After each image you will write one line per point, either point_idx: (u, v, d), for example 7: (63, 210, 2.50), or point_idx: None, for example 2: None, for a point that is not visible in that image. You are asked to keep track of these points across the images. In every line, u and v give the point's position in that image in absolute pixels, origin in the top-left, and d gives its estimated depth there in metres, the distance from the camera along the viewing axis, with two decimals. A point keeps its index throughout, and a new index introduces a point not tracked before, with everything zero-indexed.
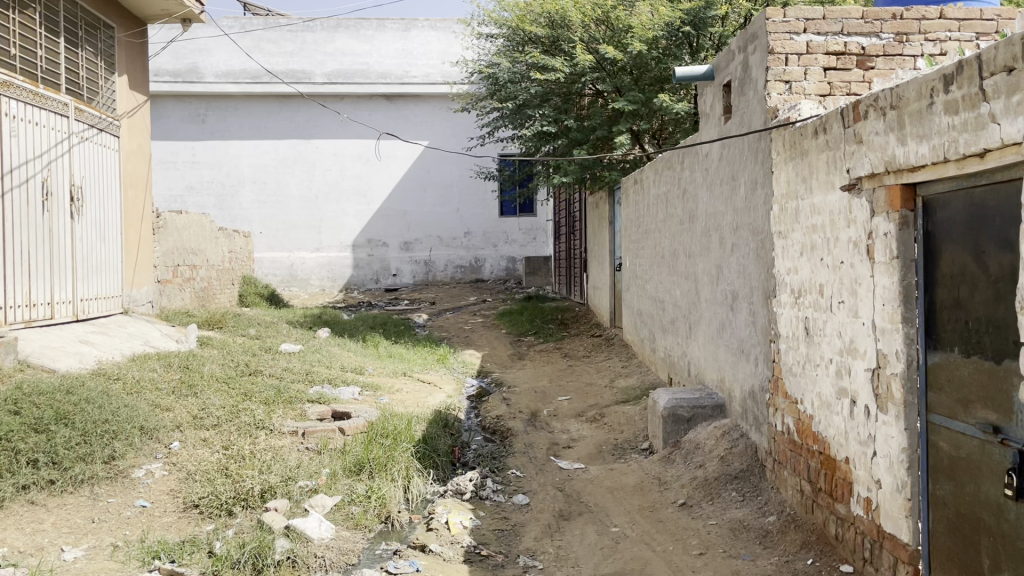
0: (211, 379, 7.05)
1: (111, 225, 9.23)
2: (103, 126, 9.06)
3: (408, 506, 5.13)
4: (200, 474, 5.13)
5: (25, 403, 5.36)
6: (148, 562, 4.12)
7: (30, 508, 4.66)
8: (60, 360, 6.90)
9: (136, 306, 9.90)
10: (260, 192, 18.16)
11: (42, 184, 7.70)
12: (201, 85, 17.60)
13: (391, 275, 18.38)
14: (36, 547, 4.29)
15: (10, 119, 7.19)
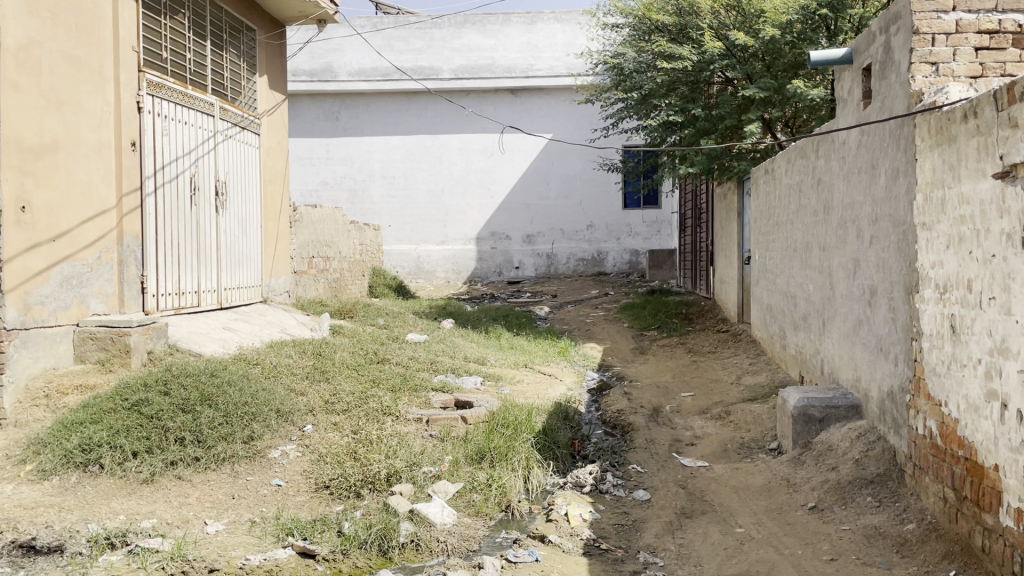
0: (343, 366, 7.34)
1: (252, 218, 9.75)
2: (245, 125, 9.58)
3: (528, 497, 5.18)
4: (330, 456, 5.34)
5: (174, 384, 5.80)
6: (282, 539, 4.35)
7: (176, 483, 5.04)
8: (204, 345, 7.37)
9: (274, 295, 10.45)
10: (389, 186, 18.73)
11: (190, 179, 8.23)
12: (335, 84, 18.26)
13: (514, 267, 18.56)
14: (181, 519, 4.63)
15: (162, 119, 7.72)
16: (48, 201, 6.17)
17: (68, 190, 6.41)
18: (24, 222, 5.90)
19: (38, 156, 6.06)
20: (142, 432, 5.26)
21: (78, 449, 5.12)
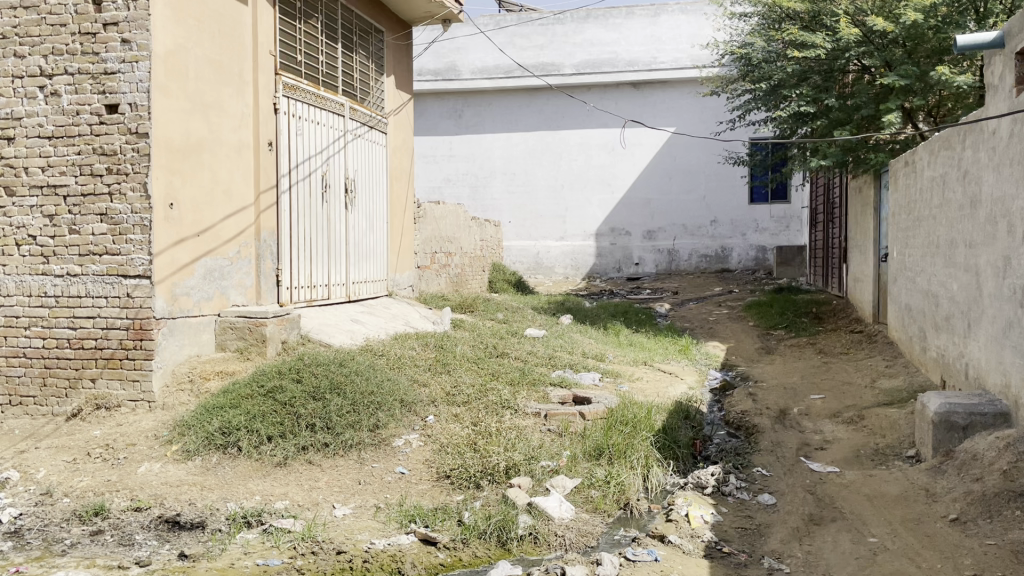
0: (464, 359, 7.48)
1: (378, 214, 10.08)
2: (373, 124, 9.91)
3: (648, 496, 5.12)
4: (451, 447, 5.45)
5: (306, 372, 6.08)
6: (405, 525, 4.49)
7: (307, 467, 5.29)
8: (334, 336, 7.68)
9: (399, 289, 10.77)
10: (510, 182, 18.93)
11: (322, 177, 8.58)
12: (458, 83, 18.61)
13: (634, 263, 18.37)
14: (312, 502, 4.85)
15: (297, 120, 8.09)
16: (193, 198, 6.57)
17: (212, 188, 6.82)
18: (172, 218, 6.31)
19: (185, 156, 6.46)
20: (276, 418, 5.54)
21: (218, 432, 5.45)
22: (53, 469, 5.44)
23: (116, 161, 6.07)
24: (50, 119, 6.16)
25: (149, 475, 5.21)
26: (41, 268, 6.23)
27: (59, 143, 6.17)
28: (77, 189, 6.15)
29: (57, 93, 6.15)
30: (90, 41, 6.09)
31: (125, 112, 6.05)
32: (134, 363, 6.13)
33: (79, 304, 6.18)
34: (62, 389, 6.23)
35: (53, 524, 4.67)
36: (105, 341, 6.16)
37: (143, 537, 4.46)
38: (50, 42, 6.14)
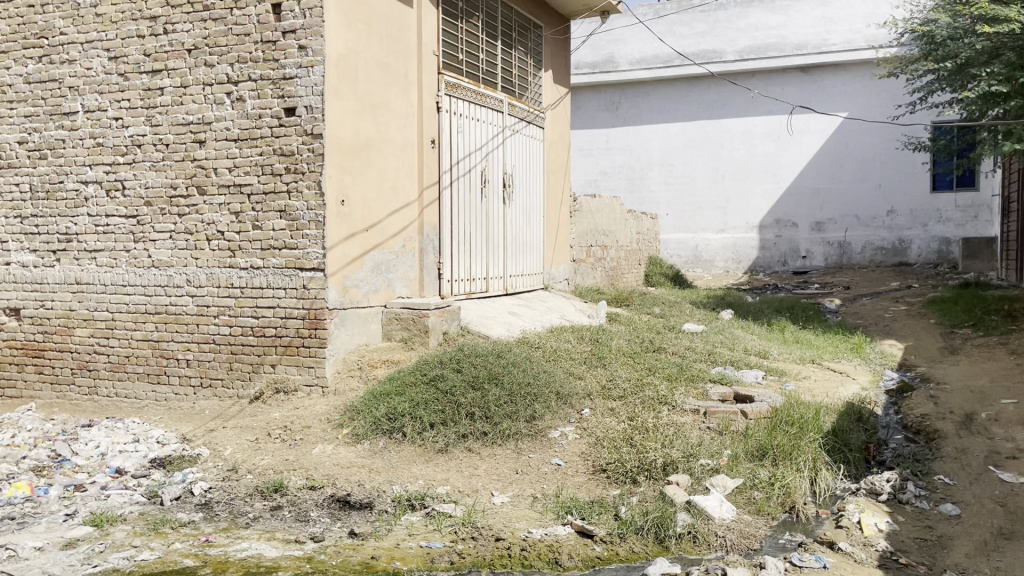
0: (621, 353, 7.42)
1: (535, 209, 10.19)
2: (531, 119, 10.03)
3: (815, 500, 4.91)
4: (608, 441, 5.42)
5: (465, 362, 6.26)
6: (562, 516, 4.53)
7: (467, 454, 5.45)
8: (492, 327, 7.86)
9: (555, 283, 10.86)
10: (668, 174, 18.62)
11: (482, 173, 8.78)
12: (616, 74, 18.50)
13: (800, 257, 17.60)
14: (472, 488, 5.00)
15: (458, 117, 8.31)
16: (362, 195, 6.90)
17: (379, 185, 7.14)
18: (343, 214, 6.67)
19: (355, 155, 6.81)
20: (438, 406, 5.74)
21: (385, 417, 5.72)
22: (238, 447, 5.91)
23: (294, 161, 6.48)
24: (236, 123, 6.65)
25: (322, 455, 5.56)
26: (228, 260, 6.73)
27: (244, 145, 6.64)
28: (259, 187, 6.61)
29: (242, 98, 6.62)
30: (271, 48, 6.52)
31: (302, 115, 6.44)
32: (310, 350, 6.54)
33: (262, 295, 6.65)
34: (246, 372, 6.73)
35: (238, 497, 5.07)
36: (283, 329, 6.61)
37: (317, 514, 4.76)
38: (235, 51, 6.62)
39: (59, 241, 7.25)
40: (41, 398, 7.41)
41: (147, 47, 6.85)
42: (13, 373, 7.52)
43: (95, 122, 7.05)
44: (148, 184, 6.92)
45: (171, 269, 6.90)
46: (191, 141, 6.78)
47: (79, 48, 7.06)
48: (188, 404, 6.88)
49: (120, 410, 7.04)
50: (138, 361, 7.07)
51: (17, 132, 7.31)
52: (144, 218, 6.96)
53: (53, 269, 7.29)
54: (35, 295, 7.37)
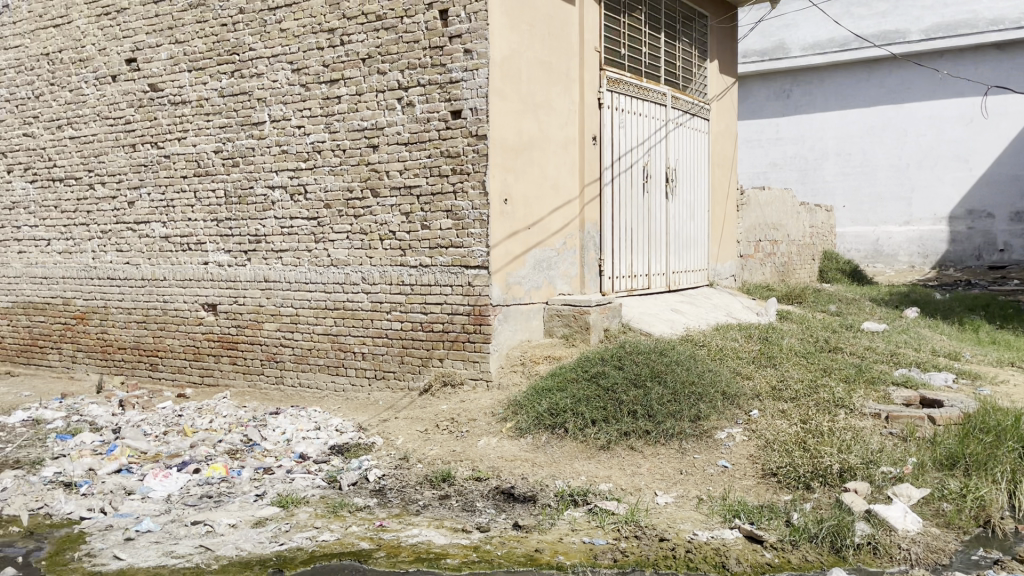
0: (792, 352, 7.12)
1: (699, 203, 9.95)
2: (695, 111, 9.79)
3: (1015, 515, 4.50)
4: (778, 444, 5.20)
5: (627, 360, 6.21)
6: (729, 520, 4.40)
7: (629, 453, 5.41)
8: (655, 325, 7.76)
9: (720, 279, 10.55)
10: (844, 163, 17.60)
11: (644, 168, 8.68)
12: (788, 61, 17.76)
13: (998, 249, 16.33)
14: (635, 487, 4.95)
15: (620, 112, 8.25)
16: (524, 194, 7.01)
17: (541, 183, 7.22)
18: (506, 213, 6.80)
19: (517, 154, 6.91)
20: (600, 403, 5.73)
21: (547, 413, 5.79)
22: (409, 437, 6.18)
23: (460, 162, 6.68)
24: (406, 127, 6.93)
25: (488, 448, 5.71)
26: (399, 259, 7.04)
27: (414, 148, 6.91)
28: (428, 188, 6.86)
29: (412, 103, 6.90)
30: (438, 54, 6.75)
31: (467, 117, 6.63)
32: (475, 345, 6.73)
33: (430, 292, 6.90)
34: (416, 365, 7.02)
35: (409, 485, 5.30)
36: (450, 324, 6.83)
37: (483, 505, 4.88)
38: (406, 58, 6.90)
39: (249, 242, 7.85)
40: (234, 386, 8.05)
41: (326, 58, 7.28)
42: (209, 363, 8.21)
43: (281, 130, 7.58)
44: (328, 188, 7.36)
45: (348, 268, 7.31)
46: (365, 146, 7.14)
47: (266, 62, 7.61)
48: (364, 395, 7.28)
49: (303, 399, 7.55)
50: (319, 354, 7.53)
51: (213, 142, 7.97)
52: (324, 220, 7.41)
53: (245, 268, 7.90)
54: (229, 291, 8.00)
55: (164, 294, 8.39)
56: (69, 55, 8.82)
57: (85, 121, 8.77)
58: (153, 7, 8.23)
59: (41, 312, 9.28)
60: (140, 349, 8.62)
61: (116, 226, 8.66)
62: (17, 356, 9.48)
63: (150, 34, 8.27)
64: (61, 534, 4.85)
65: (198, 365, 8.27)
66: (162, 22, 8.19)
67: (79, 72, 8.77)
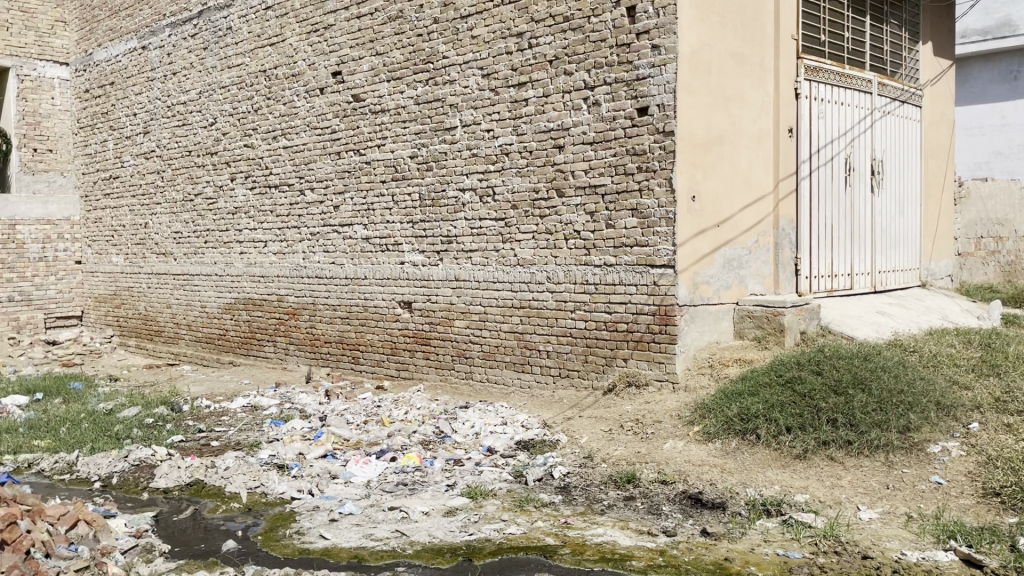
0: (1020, 360, 6.42)
1: (910, 197, 9.22)
2: (906, 98, 9.08)
3: None
4: (1003, 460, 4.71)
5: (827, 365, 5.87)
6: (943, 541, 4.05)
7: (829, 463, 5.11)
8: (857, 328, 7.28)
9: (935, 279, 9.72)
10: None
11: (846, 160, 8.16)
12: (1014, 40, 16.12)
13: None
14: (835, 500, 4.67)
15: (819, 102, 7.81)
16: (715, 190, 6.81)
17: (731, 179, 6.98)
18: (695, 210, 6.63)
19: (707, 150, 6.73)
20: (795, 409, 5.45)
21: (737, 418, 5.59)
22: (594, 437, 6.18)
23: (646, 160, 6.59)
24: (592, 126, 6.93)
25: (674, 451, 5.59)
26: (584, 258, 7.06)
27: (599, 147, 6.90)
28: (613, 187, 6.83)
29: (598, 102, 6.89)
30: (625, 51, 6.70)
31: (654, 114, 6.53)
32: (661, 346, 6.62)
33: (615, 291, 6.86)
34: (601, 364, 7.01)
35: (594, 484, 5.30)
36: (635, 324, 6.76)
37: (669, 509, 4.79)
38: (593, 57, 6.90)
39: (442, 243, 8.18)
40: (427, 380, 8.42)
41: (515, 62, 7.44)
42: (405, 357, 8.64)
43: (471, 134, 7.83)
44: (515, 189, 7.51)
45: (534, 267, 7.43)
46: (551, 146, 7.22)
47: (458, 69, 7.89)
48: (550, 393, 7.36)
49: (491, 395, 7.76)
50: (506, 351, 7.71)
51: (409, 147, 8.37)
52: (511, 220, 7.57)
53: (437, 268, 8.24)
54: (423, 290, 8.37)
55: (365, 292, 8.92)
56: (283, 71, 9.58)
57: (297, 131, 9.50)
58: (356, 22, 8.76)
59: (258, 308, 10.15)
60: (344, 343, 9.23)
61: (323, 229, 9.32)
62: (239, 347, 10.43)
63: (353, 48, 8.82)
64: (275, 512, 5.28)
65: (394, 359, 8.73)
66: (363, 36, 8.71)
67: (291, 87, 9.51)
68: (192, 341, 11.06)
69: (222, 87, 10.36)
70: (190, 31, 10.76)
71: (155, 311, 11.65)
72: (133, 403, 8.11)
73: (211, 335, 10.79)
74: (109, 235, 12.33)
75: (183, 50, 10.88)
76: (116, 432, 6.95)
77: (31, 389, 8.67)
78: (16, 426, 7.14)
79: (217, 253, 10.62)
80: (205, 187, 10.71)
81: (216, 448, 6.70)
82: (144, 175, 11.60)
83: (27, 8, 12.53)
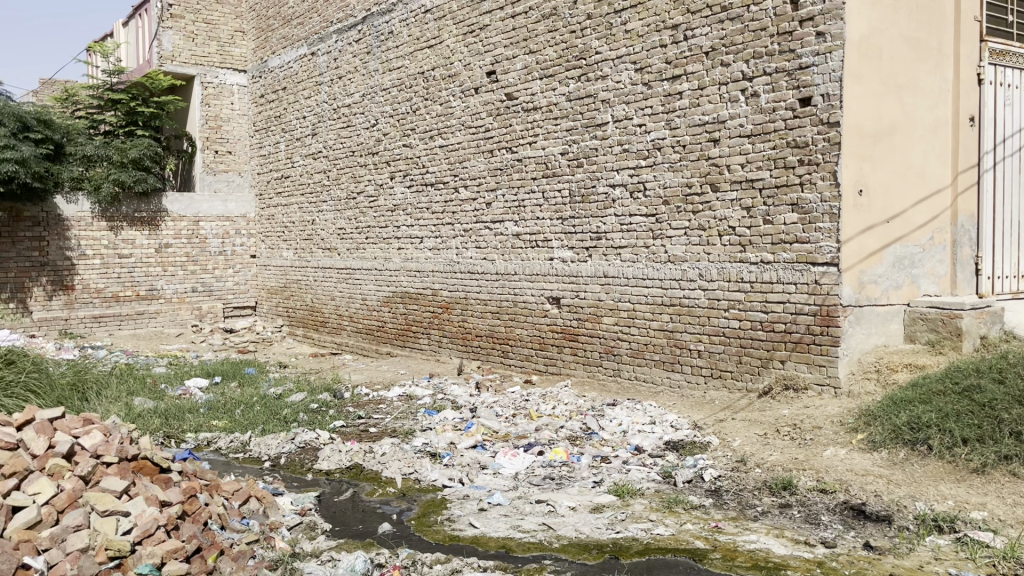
0: None
1: None
2: None
3: None
4: None
5: (1010, 373, 5.40)
6: None
7: (1011, 480, 4.68)
8: None
9: None
10: None
11: None
12: None
13: None
14: (1018, 520, 4.29)
15: (1006, 88, 7.20)
16: (885, 183, 6.42)
17: (904, 171, 6.56)
18: (861, 205, 6.26)
19: (876, 141, 6.34)
20: (973, 420, 5.05)
21: (906, 426, 5.25)
22: (748, 440, 5.98)
23: (808, 153, 6.30)
24: (750, 119, 6.70)
25: (835, 459, 5.32)
26: (739, 256, 6.84)
27: (757, 140, 6.66)
28: (771, 181, 6.57)
29: (757, 94, 6.65)
30: (786, 40, 6.42)
31: (818, 104, 6.22)
32: (821, 348, 6.31)
33: (772, 290, 6.61)
34: (756, 366, 6.77)
35: (747, 489, 5.13)
36: (794, 325, 6.49)
37: (829, 519, 4.57)
38: (752, 47, 6.66)
39: (591, 239, 8.17)
40: (575, 375, 8.44)
41: (669, 55, 7.30)
42: (553, 353, 8.70)
43: (623, 130, 7.76)
44: (667, 184, 7.39)
45: (686, 264, 7.28)
46: (706, 140, 7.04)
47: (611, 64, 7.84)
48: (700, 394, 7.19)
49: (640, 393, 7.67)
50: (655, 349, 7.61)
51: (561, 144, 8.41)
52: (663, 217, 7.45)
53: (587, 264, 8.24)
54: (572, 286, 8.40)
55: (515, 287, 9.04)
56: (440, 72, 9.88)
57: (452, 130, 9.76)
58: (511, 21, 8.89)
59: (414, 301, 10.52)
60: (494, 337, 9.40)
61: (476, 225, 9.53)
62: (396, 338, 10.87)
63: (507, 47, 8.96)
64: (427, 499, 5.46)
65: (543, 355, 8.81)
66: (517, 35, 8.83)
67: (448, 87, 9.78)
68: (353, 332, 11.63)
69: (383, 89, 10.81)
70: (355, 37, 11.29)
71: (320, 302, 12.33)
72: (300, 389, 8.64)
73: (371, 326, 11.30)
74: (280, 231, 13.17)
75: (347, 54, 11.44)
76: (284, 415, 7.43)
77: (212, 372, 9.41)
78: (198, 406, 7.77)
79: (377, 248, 11.10)
80: (366, 185, 11.22)
81: (374, 434, 7.01)
82: (312, 174, 12.30)
83: (211, 20, 13.56)
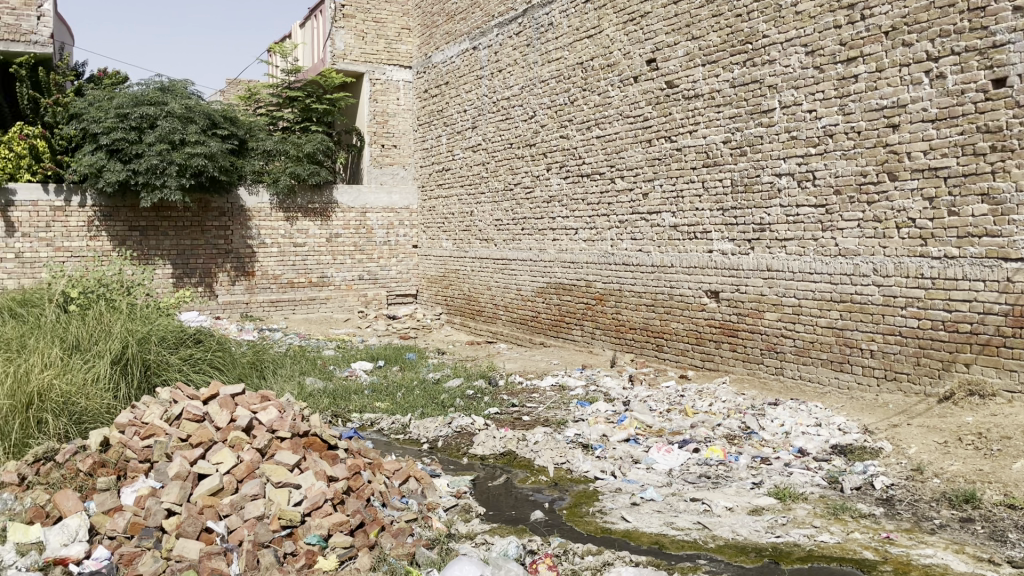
0: None
1: None
2: None
3: None
4: None
5: None
6: None
7: None
8: None
9: None
10: None
11: None
12: None
13: None
14: None
15: None
16: None
17: None
18: None
19: None
20: None
21: None
22: (925, 448, 5.57)
23: (1001, 138, 5.79)
24: (934, 102, 6.22)
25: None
26: (919, 250, 6.38)
27: (942, 125, 6.18)
28: (958, 169, 6.09)
29: (943, 75, 6.16)
30: (979, 15, 5.91)
31: (1015, 84, 5.70)
32: (1012, 351, 5.79)
33: (956, 287, 6.12)
34: (936, 369, 6.30)
35: (924, 500, 4.79)
36: (981, 326, 5.97)
37: (1018, 537, 4.18)
38: (938, 25, 6.18)
39: (754, 231, 7.87)
40: (733, 372, 8.17)
41: (844, 37, 6.90)
42: (710, 348, 8.47)
43: (791, 116, 7.41)
44: (839, 173, 6.99)
45: (858, 258, 6.87)
46: (884, 126, 6.60)
47: (779, 48, 7.50)
48: (871, 396, 6.78)
49: (804, 393, 7.33)
50: (822, 348, 7.24)
51: (722, 132, 8.15)
52: (833, 207, 7.06)
53: (748, 257, 7.95)
54: (732, 279, 8.13)
55: (672, 280, 8.86)
56: (599, 62, 9.82)
57: (610, 121, 9.69)
58: (673, 8, 8.70)
59: (568, 292, 10.56)
60: (648, 331, 9.28)
61: (632, 217, 9.42)
62: (550, 329, 10.95)
63: (669, 34, 8.78)
64: (580, 489, 5.47)
65: (699, 349, 8.59)
66: (680, 21, 8.62)
67: (607, 77, 9.71)
68: (508, 322, 11.82)
69: (542, 81, 10.88)
70: (515, 30, 11.44)
71: (477, 292, 12.62)
72: (457, 375, 8.89)
73: (525, 316, 11.45)
74: (440, 222, 13.58)
75: (507, 48, 11.61)
76: (442, 400, 7.67)
77: (375, 356, 9.85)
78: (363, 387, 8.15)
79: (533, 239, 11.21)
80: (523, 177, 11.36)
81: (528, 423, 7.10)
82: (471, 167, 12.60)
83: (380, 19, 14.13)
